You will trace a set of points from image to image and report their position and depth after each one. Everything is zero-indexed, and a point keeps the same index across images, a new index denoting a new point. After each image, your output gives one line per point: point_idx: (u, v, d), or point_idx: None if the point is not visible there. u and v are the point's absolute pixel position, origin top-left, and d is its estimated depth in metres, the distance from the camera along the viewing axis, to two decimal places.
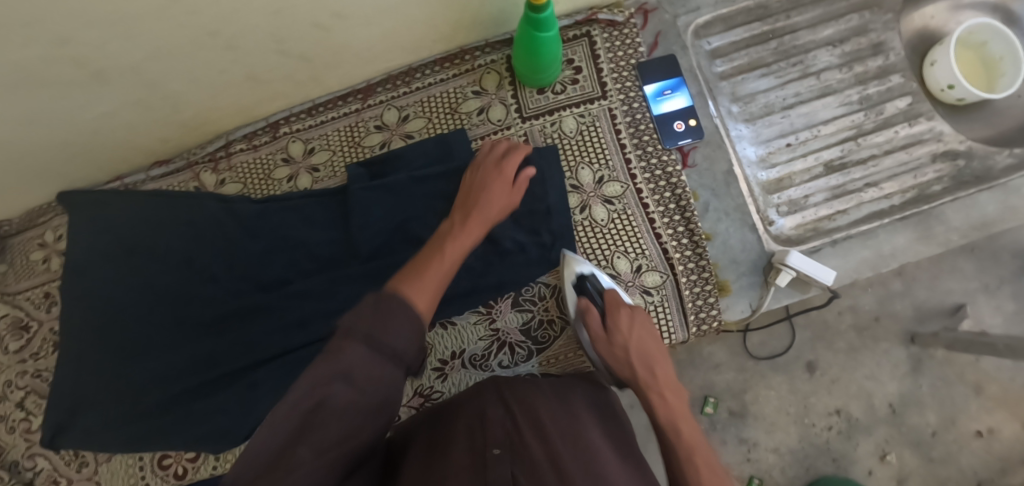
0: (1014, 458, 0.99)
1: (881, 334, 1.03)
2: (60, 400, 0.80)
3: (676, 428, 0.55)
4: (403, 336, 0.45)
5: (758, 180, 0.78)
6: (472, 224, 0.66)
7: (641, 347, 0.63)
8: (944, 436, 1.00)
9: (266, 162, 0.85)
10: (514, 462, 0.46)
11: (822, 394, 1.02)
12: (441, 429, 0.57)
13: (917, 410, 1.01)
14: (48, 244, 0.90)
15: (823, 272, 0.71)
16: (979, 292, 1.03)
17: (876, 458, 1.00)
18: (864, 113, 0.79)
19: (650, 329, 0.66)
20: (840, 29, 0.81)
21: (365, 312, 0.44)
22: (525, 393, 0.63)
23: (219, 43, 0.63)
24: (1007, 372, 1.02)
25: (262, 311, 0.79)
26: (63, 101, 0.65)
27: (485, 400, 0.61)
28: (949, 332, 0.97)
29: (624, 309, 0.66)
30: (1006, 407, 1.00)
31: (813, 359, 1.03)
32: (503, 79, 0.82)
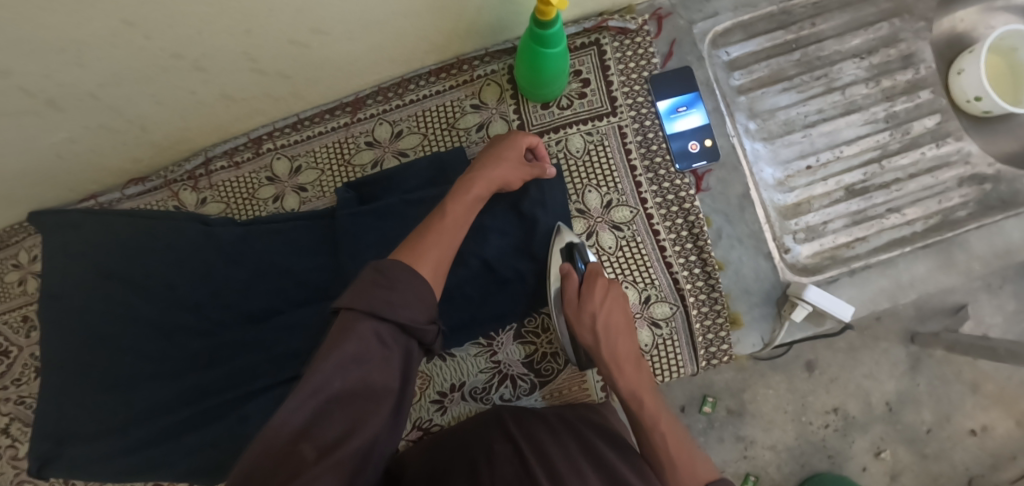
0: (1005, 453, 0.99)
1: (881, 333, 1.02)
2: (44, 430, 0.77)
3: (640, 402, 0.59)
4: (411, 305, 0.48)
5: (775, 203, 0.74)
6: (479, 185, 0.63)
7: (608, 319, 0.63)
8: (938, 433, 1.00)
9: (249, 181, 0.79)
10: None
11: (820, 393, 1.01)
12: (443, 464, 0.55)
13: (913, 408, 1.00)
14: (22, 266, 0.85)
15: (841, 308, 0.67)
16: (981, 291, 1.02)
17: (871, 454, 1.00)
18: (890, 132, 0.74)
19: (622, 301, 0.65)
20: (868, 39, 0.75)
21: (369, 288, 0.47)
22: (533, 423, 0.60)
23: (185, 65, 0.57)
24: (1004, 371, 1.01)
25: (252, 343, 0.76)
26: (16, 127, 0.59)
27: (491, 434, 0.58)
28: (951, 333, 0.94)
29: (601, 280, 0.64)
30: (1001, 405, 1.00)
31: (813, 359, 1.02)
32: (504, 91, 0.76)
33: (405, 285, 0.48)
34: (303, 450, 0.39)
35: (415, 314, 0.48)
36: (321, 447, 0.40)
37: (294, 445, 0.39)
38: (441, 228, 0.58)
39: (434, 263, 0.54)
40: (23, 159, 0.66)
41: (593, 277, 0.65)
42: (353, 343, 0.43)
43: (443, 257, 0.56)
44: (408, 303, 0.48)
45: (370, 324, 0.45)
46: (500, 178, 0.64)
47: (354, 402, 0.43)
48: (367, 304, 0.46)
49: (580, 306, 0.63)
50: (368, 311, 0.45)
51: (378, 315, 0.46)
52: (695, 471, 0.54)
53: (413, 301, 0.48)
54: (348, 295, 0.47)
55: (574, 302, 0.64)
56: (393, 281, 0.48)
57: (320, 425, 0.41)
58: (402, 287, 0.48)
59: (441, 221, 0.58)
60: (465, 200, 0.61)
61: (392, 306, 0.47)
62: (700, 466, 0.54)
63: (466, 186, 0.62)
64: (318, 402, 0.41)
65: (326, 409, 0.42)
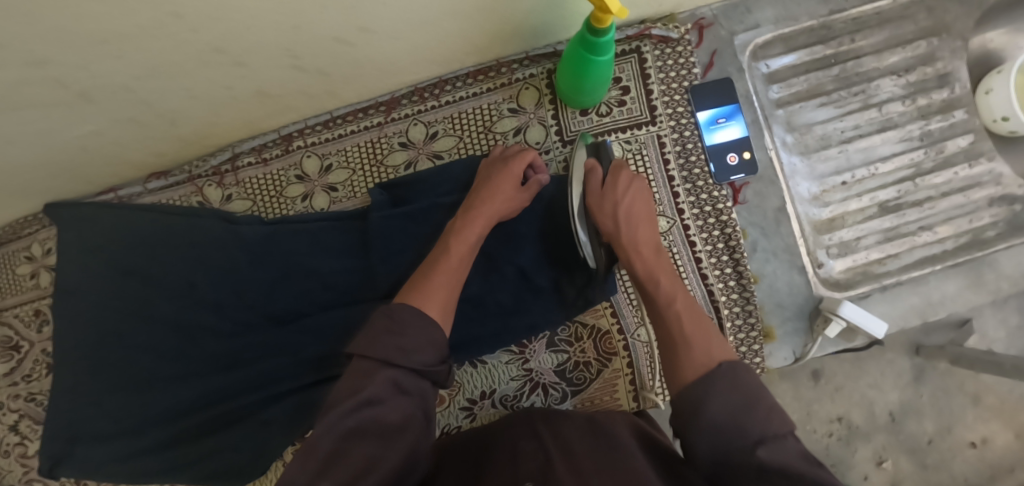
0: (1003, 465, 1.01)
1: (888, 345, 1.03)
2: (56, 429, 0.74)
3: (656, 281, 0.59)
4: (424, 349, 0.50)
5: (810, 218, 0.74)
6: (475, 220, 0.64)
7: (630, 209, 0.64)
8: (940, 444, 1.01)
9: (278, 178, 0.77)
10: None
11: (826, 402, 1.02)
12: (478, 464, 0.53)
13: (916, 418, 1.02)
14: (36, 259, 0.82)
15: (875, 325, 0.68)
16: (987, 307, 1.04)
17: (873, 464, 1.01)
18: (925, 150, 0.75)
19: (645, 197, 0.67)
20: (906, 56, 0.75)
21: (377, 327, 0.51)
22: (564, 427, 0.59)
23: (225, 61, 0.55)
24: (1005, 385, 1.03)
25: (276, 346, 0.74)
26: (44, 119, 0.56)
27: (518, 435, 0.57)
28: (955, 346, 0.95)
29: (625, 174, 0.67)
30: (1001, 417, 1.02)
31: (819, 368, 1.03)
32: (543, 96, 0.75)
33: (417, 331, 0.51)
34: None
35: (427, 358, 0.50)
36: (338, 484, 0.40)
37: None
38: (447, 267, 0.60)
39: (442, 304, 0.56)
40: (46, 150, 0.63)
41: (618, 173, 0.67)
42: (367, 385, 0.46)
43: (449, 296, 0.58)
44: (421, 346, 0.50)
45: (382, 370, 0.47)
46: (497, 211, 0.65)
47: (372, 438, 0.44)
48: (379, 352, 0.48)
49: (602, 195, 0.65)
50: (381, 359, 0.48)
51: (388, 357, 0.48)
52: (708, 350, 0.49)
53: (423, 345, 0.50)
54: (360, 341, 0.50)
55: (597, 194, 0.66)
56: (402, 327, 0.50)
57: (339, 462, 0.42)
58: (412, 330, 0.50)
59: (447, 262, 0.60)
60: (470, 238, 0.63)
61: (404, 352, 0.49)
62: (715, 345, 0.50)
63: (466, 224, 0.63)
64: (334, 442, 0.43)
65: (341, 448, 0.43)
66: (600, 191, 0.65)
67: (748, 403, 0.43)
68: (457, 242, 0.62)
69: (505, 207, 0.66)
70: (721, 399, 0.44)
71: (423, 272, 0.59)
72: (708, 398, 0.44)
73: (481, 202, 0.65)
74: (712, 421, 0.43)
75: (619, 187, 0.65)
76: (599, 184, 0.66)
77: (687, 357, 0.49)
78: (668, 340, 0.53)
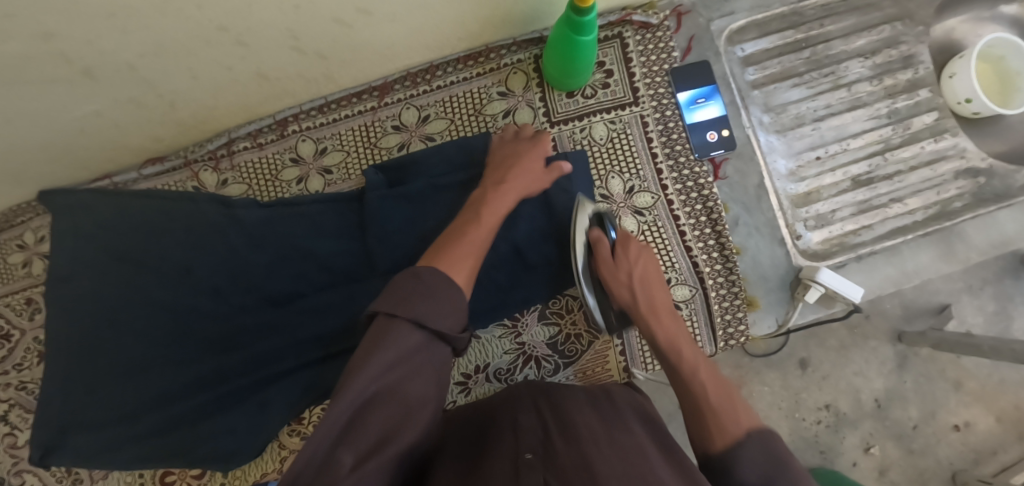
0: (987, 448, 1.03)
1: (871, 332, 1.06)
2: (48, 417, 0.74)
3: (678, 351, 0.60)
4: (448, 314, 0.51)
5: (787, 192, 0.77)
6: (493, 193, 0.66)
7: (643, 276, 0.66)
8: (924, 429, 1.04)
9: (273, 162, 0.79)
10: (544, 469, 0.43)
11: (813, 390, 1.05)
12: (477, 436, 0.56)
13: (901, 404, 1.05)
14: (28, 246, 0.83)
15: (851, 289, 0.71)
16: (963, 293, 1.07)
17: (861, 450, 1.04)
18: (892, 127, 0.79)
19: (654, 262, 0.69)
20: (872, 40, 0.80)
21: (404, 289, 0.50)
22: (566, 402, 0.61)
23: (228, 39, 0.57)
24: (985, 369, 1.06)
25: (272, 327, 0.75)
26: (48, 97, 0.58)
27: (520, 409, 0.59)
28: (937, 331, 0.98)
29: (631, 243, 0.68)
30: (982, 401, 1.05)
31: (806, 356, 1.06)
32: (531, 80, 0.78)
33: (444, 292, 0.51)
34: (341, 457, 0.39)
35: (451, 324, 0.51)
36: (359, 453, 0.40)
37: (334, 453, 0.39)
38: (469, 237, 0.61)
39: (463, 269, 0.57)
40: (46, 131, 0.65)
41: (624, 241, 0.68)
42: (392, 351, 0.46)
43: (472, 263, 0.58)
44: (444, 312, 0.51)
45: (407, 337, 0.47)
46: (513, 184, 0.67)
47: (390, 405, 0.45)
48: (408, 314, 0.48)
49: (614, 265, 0.66)
50: (409, 322, 0.48)
51: (413, 320, 0.48)
52: (737, 418, 0.51)
53: (449, 308, 0.51)
54: (385, 305, 0.49)
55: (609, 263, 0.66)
56: (430, 288, 0.51)
57: (360, 429, 0.42)
58: (438, 295, 0.51)
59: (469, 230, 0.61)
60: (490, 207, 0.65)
61: (431, 316, 0.49)
62: (741, 409, 0.52)
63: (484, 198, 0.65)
64: (354, 411, 0.42)
65: (361, 415, 0.43)
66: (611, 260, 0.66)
67: (777, 463, 0.45)
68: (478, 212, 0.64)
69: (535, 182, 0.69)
70: (751, 464, 0.46)
71: (443, 242, 0.60)
72: (738, 465, 0.46)
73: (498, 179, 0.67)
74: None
75: (631, 258, 0.66)
76: (609, 253, 0.67)
77: (715, 423, 0.51)
78: (695, 411, 0.55)
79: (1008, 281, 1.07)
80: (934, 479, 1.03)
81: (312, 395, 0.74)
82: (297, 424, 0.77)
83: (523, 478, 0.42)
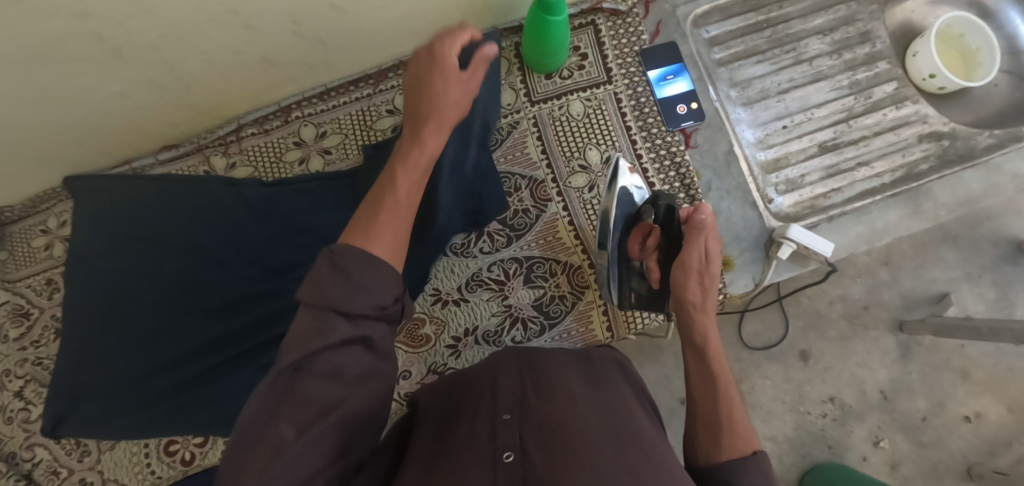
0: (1000, 440, 1.01)
1: (871, 322, 1.06)
2: (60, 388, 0.78)
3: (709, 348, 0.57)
4: (373, 292, 0.40)
5: (757, 160, 0.82)
6: (430, 133, 0.53)
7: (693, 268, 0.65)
8: (934, 421, 1.02)
9: (278, 145, 0.86)
10: (520, 427, 0.44)
11: (816, 382, 1.04)
12: (453, 400, 0.56)
13: (907, 396, 1.03)
14: (51, 230, 0.90)
15: (823, 245, 0.74)
16: (962, 281, 1.07)
17: (870, 444, 1.02)
18: (854, 97, 0.84)
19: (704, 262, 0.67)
20: (829, 19, 0.86)
21: (319, 274, 0.40)
22: (548, 365, 0.59)
23: (237, 22, 0.64)
24: (991, 357, 1.04)
25: (272, 296, 0.80)
26: (78, 76, 0.65)
27: (500, 371, 0.59)
28: (936, 318, 0.98)
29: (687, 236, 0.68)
30: (992, 391, 1.03)
31: (806, 348, 1.06)
32: (512, 65, 0.84)
33: (367, 267, 0.41)
34: (280, 429, 0.36)
35: (380, 299, 0.41)
36: (300, 423, 0.36)
37: (272, 426, 0.36)
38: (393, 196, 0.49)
39: (391, 241, 0.45)
40: (74, 112, 0.72)
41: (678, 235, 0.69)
42: (317, 333, 0.38)
43: (401, 229, 0.47)
44: (370, 290, 0.40)
45: (333, 324, 0.38)
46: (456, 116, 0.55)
47: (330, 377, 0.38)
48: (324, 300, 0.38)
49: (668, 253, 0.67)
50: (327, 309, 0.38)
51: (335, 306, 0.38)
52: (744, 439, 0.47)
53: (377, 283, 0.41)
54: (306, 292, 0.39)
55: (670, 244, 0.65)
56: (348, 268, 0.40)
57: (297, 399, 0.37)
58: (358, 271, 0.40)
59: (395, 190, 0.49)
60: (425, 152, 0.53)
61: (352, 299, 0.39)
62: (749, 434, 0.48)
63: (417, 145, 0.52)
64: (291, 387, 0.38)
65: (298, 388, 0.38)
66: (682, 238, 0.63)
67: None
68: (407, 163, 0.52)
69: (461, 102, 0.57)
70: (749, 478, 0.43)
71: (368, 212, 0.47)
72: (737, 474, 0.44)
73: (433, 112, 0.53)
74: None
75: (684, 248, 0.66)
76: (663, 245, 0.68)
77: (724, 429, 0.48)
78: (707, 410, 0.51)
79: (1006, 266, 1.06)
80: (947, 477, 1.00)
81: None
82: None
83: (500, 438, 0.43)
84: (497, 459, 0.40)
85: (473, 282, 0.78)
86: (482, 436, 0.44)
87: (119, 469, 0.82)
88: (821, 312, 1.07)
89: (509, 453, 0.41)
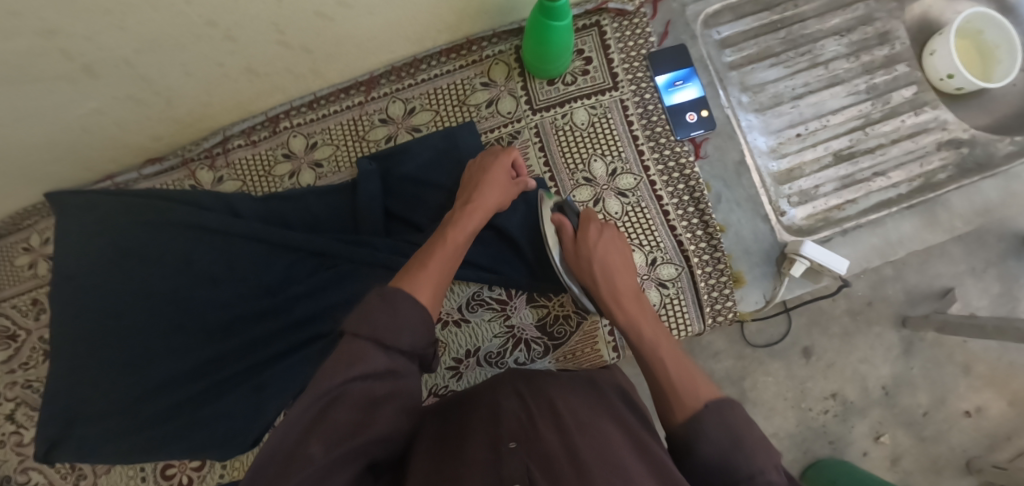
0: (1001, 434, 1.00)
1: (874, 317, 1.04)
2: (51, 413, 0.75)
3: (639, 331, 0.60)
4: (414, 331, 0.47)
5: (769, 170, 0.79)
6: (474, 210, 0.65)
7: (604, 262, 0.67)
8: (935, 415, 1.01)
9: (266, 158, 0.82)
10: (529, 459, 0.39)
11: (818, 378, 1.03)
12: (451, 422, 0.50)
13: (909, 390, 1.02)
14: (34, 249, 0.87)
15: (837, 261, 0.71)
16: (966, 275, 1.04)
17: (871, 439, 1.01)
18: (872, 102, 0.80)
19: (617, 243, 0.70)
20: (847, 19, 0.82)
21: (373, 305, 0.47)
22: (550, 387, 0.55)
23: (217, 34, 0.60)
24: (993, 352, 1.03)
25: (268, 316, 0.77)
26: (49, 94, 0.61)
27: (501, 395, 0.53)
28: (939, 314, 0.96)
29: (593, 225, 0.70)
30: (993, 385, 1.01)
31: (809, 345, 1.04)
32: (512, 70, 0.80)
33: (409, 308, 0.48)
34: (309, 450, 0.38)
35: (417, 340, 0.48)
36: (328, 443, 0.38)
37: (302, 446, 0.38)
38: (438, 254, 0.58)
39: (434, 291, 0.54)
40: (47, 130, 0.68)
41: (586, 224, 0.70)
42: (363, 359, 0.43)
43: (441, 283, 0.56)
44: (410, 328, 0.47)
45: (371, 347, 0.44)
46: (494, 203, 0.68)
47: (358, 404, 0.42)
48: (371, 329, 0.45)
49: (577, 253, 0.68)
50: (372, 339, 0.44)
51: (377, 339, 0.45)
52: (696, 393, 0.50)
53: (417, 326, 0.48)
54: (352, 319, 0.46)
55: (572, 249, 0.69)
56: (395, 304, 0.47)
57: (325, 422, 0.40)
58: (404, 310, 0.47)
59: (443, 249, 0.59)
60: (468, 227, 0.64)
61: (396, 332, 0.46)
62: (704, 387, 0.50)
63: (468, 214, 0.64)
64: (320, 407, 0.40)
65: (329, 410, 0.41)
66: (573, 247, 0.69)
67: (735, 443, 0.43)
68: (454, 230, 0.63)
69: (498, 198, 0.69)
70: (711, 439, 0.44)
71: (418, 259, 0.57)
72: (700, 439, 0.45)
73: (480, 197, 0.67)
74: (707, 461, 0.44)
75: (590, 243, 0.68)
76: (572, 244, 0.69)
77: (675, 397, 0.50)
78: (653, 383, 0.54)
79: (1010, 261, 1.03)
80: (947, 470, 1.00)
81: (308, 373, 0.75)
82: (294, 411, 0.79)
83: (505, 467, 0.37)
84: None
85: (473, 302, 0.76)
86: (483, 466, 0.38)
87: None
88: (824, 309, 1.04)
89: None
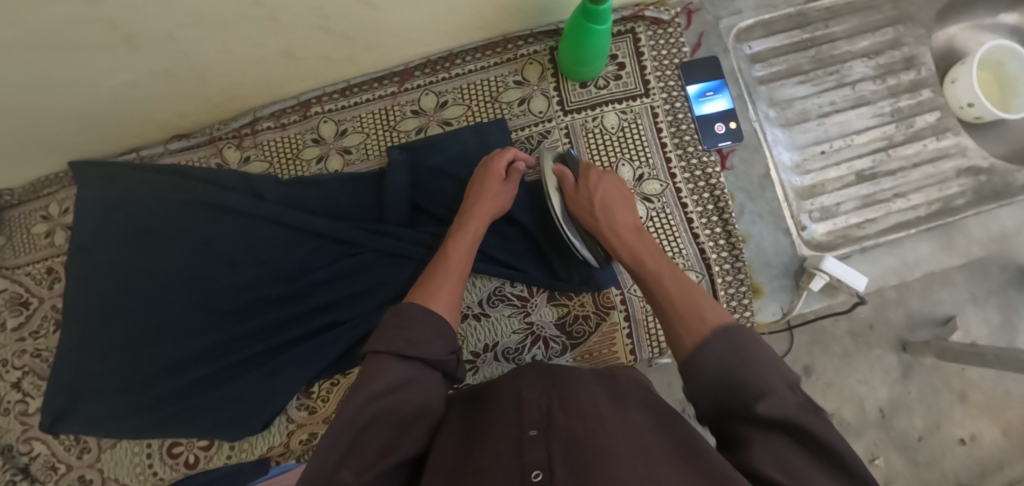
0: (993, 462, 1.01)
1: (875, 341, 1.05)
2: (58, 384, 0.74)
3: (641, 263, 0.60)
4: (432, 340, 0.50)
5: (792, 184, 0.80)
6: (473, 220, 0.68)
7: (604, 202, 0.67)
8: (929, 440, 1.02)
9: (295, 141, 0.83)
10: (553, 445, 0.38)
11: (817, 397, 1.03)
12: (477, 412, 0.50)
13: (905, 414, 1.03)
14: (52, 217, 0.86)
15: (855, 278, 0.72)
16: (968, 304, 1.05)
17: (865, 460, 1.02)
18: (896, 125, 0.82)
19: (617, 185, 0.70)
20: (875, 42, 0.84)
21: (391, 324, 0.51)
22: (570, 374, 0.55)
23: (261, 14, 0.60)
24: (991, 381, 1.04)
25: (286, 301, 0.77)
26: (87, 63, 0.61)
27: (525, 384, 0.53)
28: (940, 340, 0.97)
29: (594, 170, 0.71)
30: (988, 413, 1.03)
31: (810, 363, 1.05)
32: (546, 70, 0.81)
33: (424, 321, 0.51)
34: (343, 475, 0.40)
35: (436, 349, 0.50)
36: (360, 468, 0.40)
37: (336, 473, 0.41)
38: (444, 270, 0.62)
39: (447, 300, 0.58)
40: (80, 98, 0.68)
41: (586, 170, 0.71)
42: (384, 375, 0.46)
43: (453, 292, 0.60)
44: (427, 338, 0.50)
45: (392, 364, 0.47)
46: (494, 209, 0.70)
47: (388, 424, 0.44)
48: (391, 346, 0.48)
49: (577, 194, 0.69)
50: (392, 354, 0.48)
51: (395, 354, 0.48)
52: (700, 315, 0.48)
53: (430, 336, 0.51)
54: (372, 339, 0.49)
55: (572, 192, 0.70)
56: (410, 320, 0.51)
57: (360, 448, 0.42)
58: (419, 325, 0.51)
59: (448, 263, 0.63)
60: (467, 237, 0.67)
61: (412, 345, 0.49)
62: (707, 309, 0.48)
63: (465, 226, 0.67)
64: (352, 433, 0.43)
65: (360, 435, 0.43)
66: (574, 189, 0.69)
67: (739, 354, 0.41)
68: (456, 243, 0.66)
69: (497, 201, 0.71)
70: (713, 354, 0.42)
71: (428, 274, 0.62)
72: (704, 355, 0.42)
73: (476, 208, 0.69)
74: (710, 379, 0.41)
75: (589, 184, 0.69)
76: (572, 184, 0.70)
77: (681, 321, 0.48)
78: (659, 310, 0.53)
79: (1013, 292, 1.05)
80: None
81: (323, 361, 0.74)
82: (305, 398, 0.78)
83: (528, 456, 0.38)
84: (525, 480, 0.35)
85: (494, 297, 0.76)
86: (504, 456, 0.38)
87: (119, 468, 0.79)
88: (826, 329, 1.05)
89: (539, 473, 0.35)
